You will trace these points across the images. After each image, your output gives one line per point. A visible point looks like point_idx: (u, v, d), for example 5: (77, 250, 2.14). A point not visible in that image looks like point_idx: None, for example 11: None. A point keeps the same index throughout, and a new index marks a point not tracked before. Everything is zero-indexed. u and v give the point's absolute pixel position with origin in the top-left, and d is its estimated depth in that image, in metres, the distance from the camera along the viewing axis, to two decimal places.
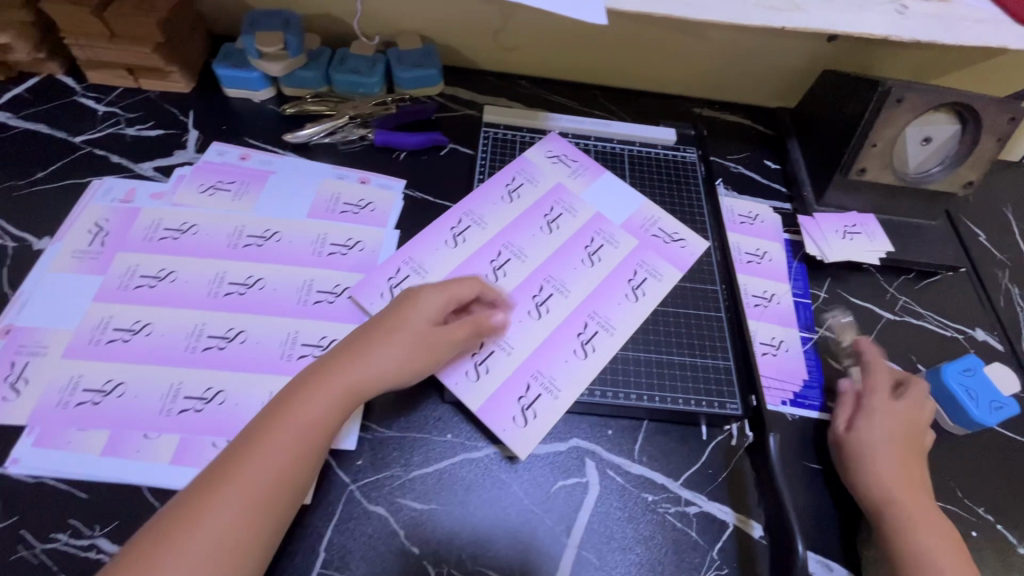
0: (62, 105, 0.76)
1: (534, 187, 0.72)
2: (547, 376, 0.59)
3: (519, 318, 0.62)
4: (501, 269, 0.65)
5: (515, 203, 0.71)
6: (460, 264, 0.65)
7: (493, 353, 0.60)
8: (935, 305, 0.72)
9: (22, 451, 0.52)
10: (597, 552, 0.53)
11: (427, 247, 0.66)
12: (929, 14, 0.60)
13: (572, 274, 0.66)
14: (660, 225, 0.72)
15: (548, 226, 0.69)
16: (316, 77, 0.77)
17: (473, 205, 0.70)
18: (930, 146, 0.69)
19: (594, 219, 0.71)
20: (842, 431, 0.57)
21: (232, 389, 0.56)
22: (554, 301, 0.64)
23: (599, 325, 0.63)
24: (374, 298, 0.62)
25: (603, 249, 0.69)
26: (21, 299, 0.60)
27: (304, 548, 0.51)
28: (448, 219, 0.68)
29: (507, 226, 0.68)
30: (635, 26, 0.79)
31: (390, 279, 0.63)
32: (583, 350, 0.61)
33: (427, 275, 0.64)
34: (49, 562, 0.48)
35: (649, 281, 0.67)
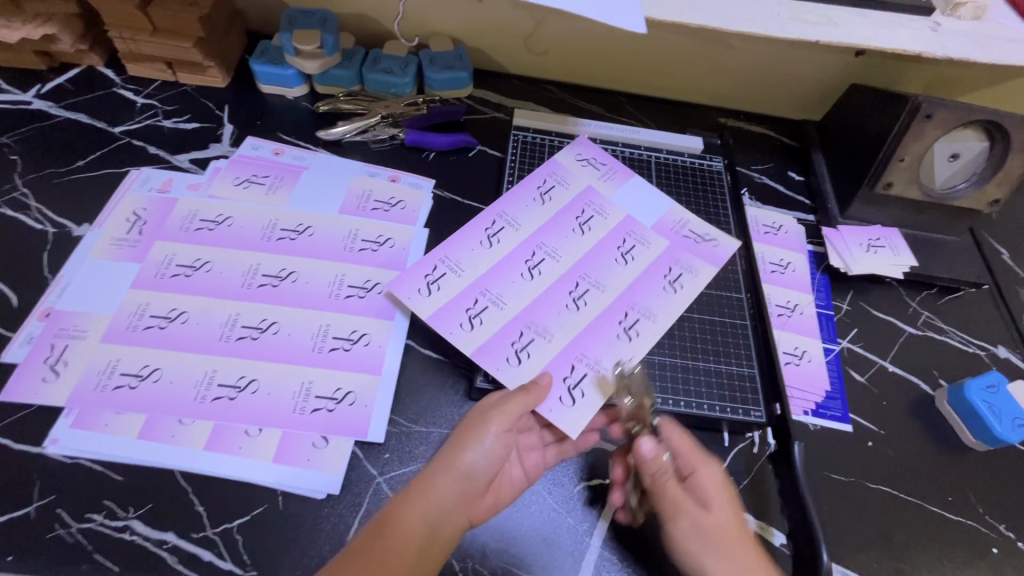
0: (102, 96, 0.78)
1: (565, 190, 0.73)
2: (592, 358, 0.60)
3: (558, 312, 0.63)
4: (536, 269, 0.66)
5: (547, 206, 0.71)
6: (495, 263, 0.65)
7: (534, 340, 0.61)
8: (958, 321, 0.72)
9: (60, 431, 0.54)
10: (619, 555, 0.53)
11: (461, 246, 0.66)
12: (965, 32, 0.60)
13: (609, 271, 0.67)
14: (692, 226, 0.73)
15: (580, 228, 0.70)
16: (350, 76, 0.78)
17: (506, 206, 0.71)
18: (958, 163, 0.70)
19: (626, 220, 0.72)
20: (694, 505, 0.49)
21: (265, 378, 0.57)
22: (591, 296, 0.65)
23: (640, 314, 0.64)
24: (410, 292, 0.62)
25: (637, 249, 0.70)
26: (61, 284, 0.62)
27: (331, 538, 0.51)
28: (481, 220, 0.69)
29: (541, 227, 0.69)
30: (665, 35, 0.80)
31: (426, 275, 0.64)
32: (626, 335, 0.63)
33: (463, 273, 0.64)
34: (84, 541, 0.50)
35: (685, 276, 0.68)
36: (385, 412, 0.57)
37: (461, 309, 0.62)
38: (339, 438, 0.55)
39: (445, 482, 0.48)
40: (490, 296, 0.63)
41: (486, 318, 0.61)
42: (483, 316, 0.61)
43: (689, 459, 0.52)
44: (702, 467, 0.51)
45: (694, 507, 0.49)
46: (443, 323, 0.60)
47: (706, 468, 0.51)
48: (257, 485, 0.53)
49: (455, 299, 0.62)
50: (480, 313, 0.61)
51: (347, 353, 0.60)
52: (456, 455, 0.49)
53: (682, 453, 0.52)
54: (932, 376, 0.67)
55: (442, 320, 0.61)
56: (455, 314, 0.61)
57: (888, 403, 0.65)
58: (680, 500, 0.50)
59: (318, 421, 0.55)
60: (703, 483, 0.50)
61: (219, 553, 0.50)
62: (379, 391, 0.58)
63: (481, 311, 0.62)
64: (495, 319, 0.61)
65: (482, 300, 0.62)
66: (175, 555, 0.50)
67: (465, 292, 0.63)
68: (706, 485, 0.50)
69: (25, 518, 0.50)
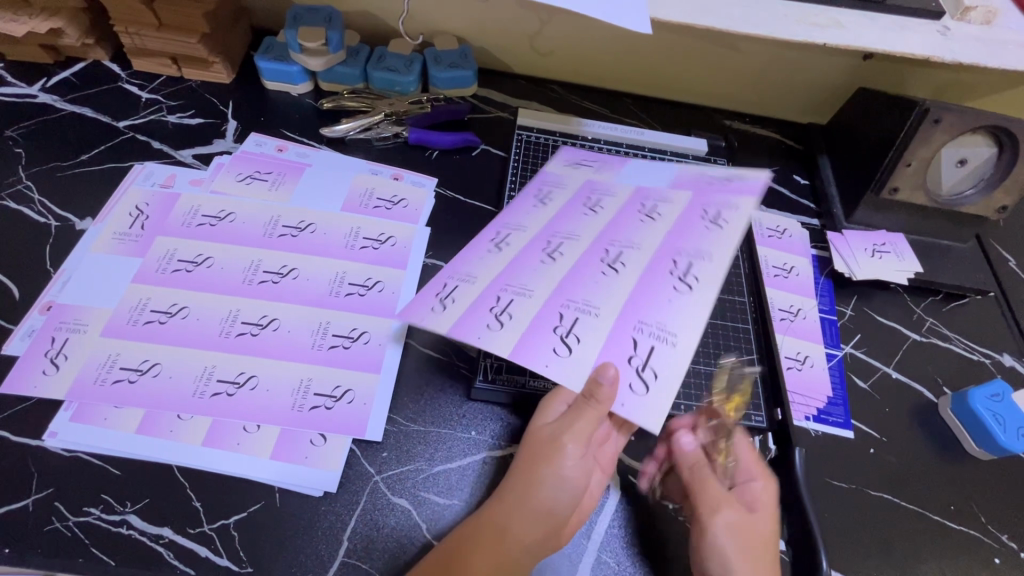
0: (107, 90, 0.78)
1: (563, 189, 0.68)
2: (654, 324, 0.54)
3: (595, 280, 0.57)
4: (556, 252, 0.60)
5: (549, 206, 0.66)
6: (512, 261, 0.59)
7: (579, 319, 0.54)
8: (963, 329, 0.72)
9: (60, 425, 0.54)
10: (617, 559, 0.53)
11: (471, 258, 0.59)
12: (974, 36, 0.59)
13: (638, 232, 0.62)
14: (710, 173, 0.67)
15: (590, 208, 0.65)
16: (354, 73, 0.78)
17: (507, 215, 0.65)
18: (965, 168, 0.69)
19: (637, 192, 0.67)
20: (741, 511, 0.50)
21: (264, 374, 0.57)
22: (627, 257, 0.59)
23: (691, 258, 0.59)
24: (424, 312, 0.54)
25: (659, 205, 0.65)
26: (64, 277, 0.62)
27: (328, 536, 0.51)
28: (486, 231, 0.63)
29: (549, 223, 0.64)
30: (672, 35, 0.79)
31: (438, 293, 0.55)
32: (684, 284, 0.56)
33: (478, 278, 0.57)
34: (81, 534, 0.50)
35: (724, 213, 0.62)
36: (384, 410, 0.57)
37: (484, 309, 0.54)
38: (337, 436, 0.55)
39: (528, 521, 0.46)
40: (513, 289, 0.56)
41: (515, 311, 0.54)
42: (513, 309, 0.54)
43: (751, 469, 0.52)
44: (761, 480, 0.52)
45: (740, 511, 0.50)
46: (466, 331, 0.52)
47: (765, 483, 0.52)
48: (255, 481, 0.53)
49: (477, 301, 0.55)
50: (508, 307, 0.54)
51: (347, 350, 0.60)
52: (531, 490, 0.47)
53: (746, 463, 0.53)
54: (936, 384, 0.67)
55: (465, 327, 0.52)
56: (479, 314, 0.53)
57: (891, 410, 0.64)
58: (724, 500, 0.50)
59: (316, 418, 0.55)
60: (755, 493, 0.51)
61: (216, 549, 0.50)
62: (378, 390, 0.58)
63: (507, 304, 0.55)
64: (525, 310, 0.54)
65: (507, 295, 0.55)
66: (171, 549, 0.50)
67: (486, 291, 0.56)
68: (760, 495, 0.51)
69: (22, 511, 0.50)
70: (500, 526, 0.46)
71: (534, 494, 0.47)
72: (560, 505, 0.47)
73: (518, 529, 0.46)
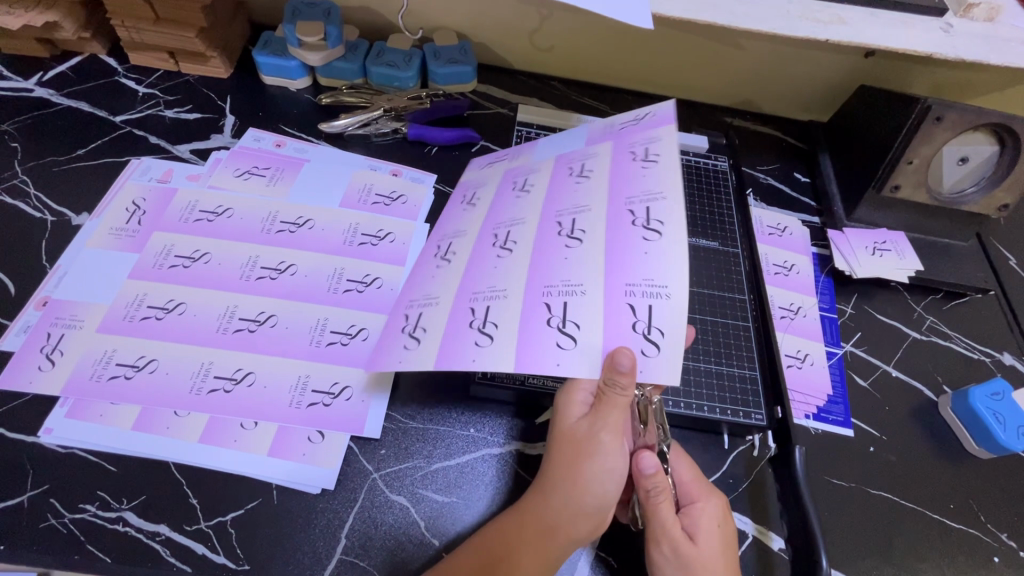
0: (103, 85, 0.77)
1: (487, 188, 0.65)
2: (640, 280, 0.49)
3: (562, 256, 0.52)
4: (509, 241, 0.56)
5: (479, 205, 0.64)
6: (465, 268, 0.56)
7: (570, 302, 0.49)
8: (963, 327, 0.71)
9: (55, 421, 0.53)
10: (616, 556, 0.53)
11: (422, 282, 0.58)
12: (977, 33, 0.59)
13: (579, 192, 0.58)
14: (619, 121, 0.64)
15: (521, 189, 0.62)
16: (352, 68, 0.78)
17: (441, 228, 0.63)
18: (966, 166, 0.69)
19: (559, 161, 0.63)
20: (681, 531, 0.49)
21: (262, 371, 0.57)
22: (584, 220, 0.55)
23: (645, 201, 0.54)
24: (399, 353, 0.51)
25: (587, 162, 0.61)
26: (59, 272, 0.62)
27: (325, 533, 0.51)
28: (427, 250, 0.61)
29: (486, 218, 0.61)
30: (674, 31, 0.79)
31: (403, 327, 0.54)
32: (652, 230, 0.51)
33: (439, 298, 0.54)
34: (77, 531, 0.49)
35: (652, 147, 0.58)
36: (383, 407, 0.57)
37: (466, 328, 0.50)
38: (335, 433, 0.55)
39: (577, 518, 0.47)
40: (483, 295, 0.52)
41: (497, 317, 0.50)
42: (494, 316, 0.50)
43: (689, 491, 0.51)
44: (701, 501, 0.51)
45: (682, 537, 0.48)
46: (458, 357, 0.48)
47: (705, 503, 0.51)
48: (253, 478, 0.52)
49: (450, 322, 0.51)
50: (487, 315, 0.50)
51: (346, 347, 0.59)
52: (579, 492, 0.47)
53: (683, 483, 0.52)
54: (936, 382, 0.67)
55: (454, 354, 0.48)
56: (463, 336, 0.49)
57: (892, 408, 0.64)
58: (670, 523, 0.48)
59: (315, 414, 0.55)
60: (698, 518, 0.50)
61: (212, 546, 0.50)
62: (375, 387, 0.58)
63: (486, 313, 0.51)
64: (507, 311, 0.50)
65: (479, 304, 0.52)
66: (167, 547, 0.49)
67: (455, 307, 0.52)
68: (702, 519, 0.50)
69: (18, 507, 0.50)
70: (550, 525, 0.47)
71: (584, 494, 0.47)
72: (609, 499, 0.47)
73: (567, 527, 0.47)
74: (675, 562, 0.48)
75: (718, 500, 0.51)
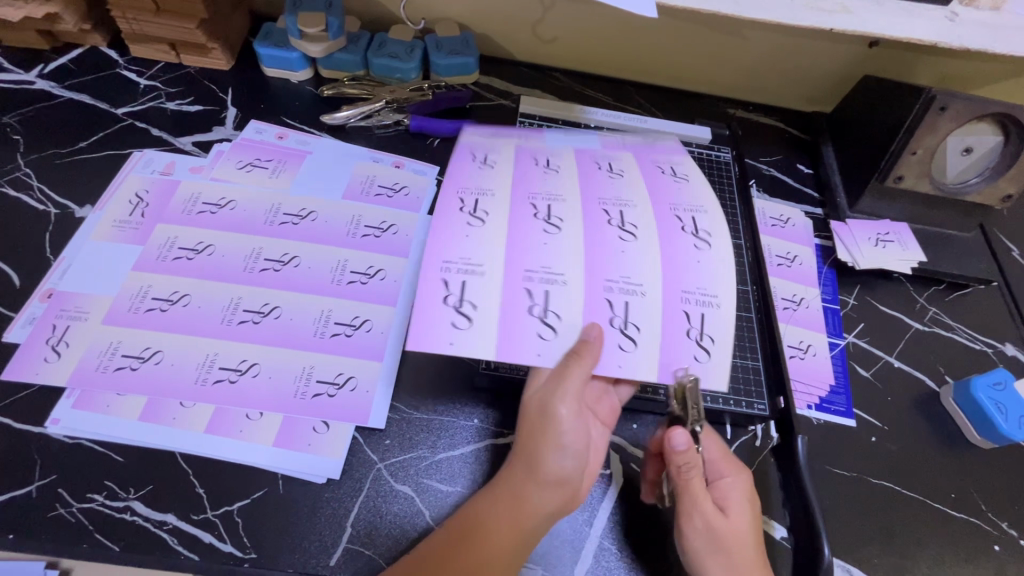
0: (105, 77, 0.77)
1: (500, 148, 0.57)
2: (695, 290, 0.50)
3: (618, 249, 0.50)
4: (553, 218, 0.52)
5: (498, 164, 0.55)
6: (506, 237, 0.50)
7: (630, 301, 0.48)
8: (966, 318, 0.71)
9: (62, 412, 0.54)
10: (620, 543, 0.53)
11: (454, 243, 0.49)
12: (982, 23, 0.58)
13: (617, 187, 0.55)
14: (631, 128, 0.62)
15: (546, 164, 0.56)
16: (354, 60, 0.77)
17: (456, 179, 0.53)
18: (971, 157, 0.68)
19: (580, 143, 0.59)
20: (713, 508, 0.49)
21: (267, 362, 0.57)
22: (629, 215, 0.53)
23: (690, 212, 0.54)
24: (448, 333, 0.46)
25: (615, 162, 0.57)
26: (64, 264, 0.62)
27: (331, 523, 0.51)
28: (446, 201, 0.51)
29: (514, 184, 0.53)
30: (677, 21, 0.78)
31: (447, 299, 0.47)
32: (701, 241, 0.52)
33: (485, 268, 0.48)
34: (85, 520, 0.50)
35: (677, 162, 0.59)
36: (386, 398, 0.57)
37: (525, 314, 0.47)
38: (340, 423, 0.55)
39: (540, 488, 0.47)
40: (539, 275, 0.49)
41: (559, 306, 0.47)
42: (555, 306, 0.47)
43: (718, 466, 0.52)
44: (731, 475, 0.51)
45: (713, 511, 0.49)
46: (523, 349, 0.46)
47: (735, 478, 0.51)
48: (258, 467, 0.53)
49: (507, 304, 0.47)
50: (548, 304, 0.47)
51: (349, 338, 0.59)
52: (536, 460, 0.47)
53: (712, 460, 0.52)
54: (938, 373, 0.67)
55: (517, 343, 0.46)
56: (524, 324, 0.47)
57: (893, 399, 0.64)
58: (700, 496, 0.50)
59: (318, 405, 0.55)
60: (728, 493, 0.51)
61: (219, 535, 0.50)
62: (378, 376, 0.58)
63: (545, 300, 0.48)
64: (568, 301, 0.48)
65: (536, 285, 0.48)
66: (175, 536, 0.50)
67: (508, 285, 0.48)
68: (731, 494, 0.51)
69: (27, 497, 0.50)
70: (513, 494, 0.47)
71: (535, 459, 0.47)
72: (568, 469, 0.47)
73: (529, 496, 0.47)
74: (708, 537, 0.49)
75: (745, 475, 0.52)
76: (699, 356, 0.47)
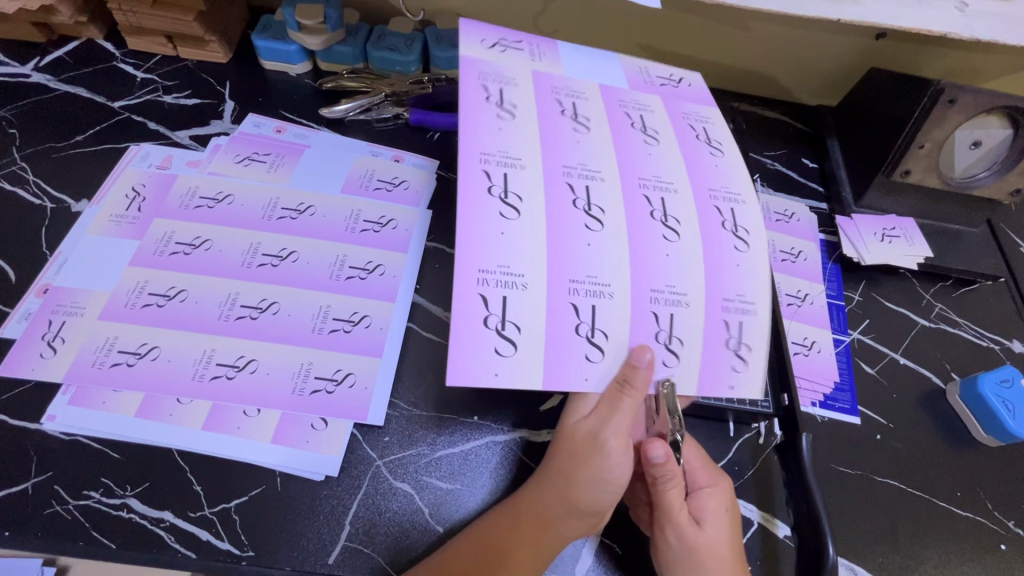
0: (102, 70, 0.76)
1: (518, 90, 0.52)
2: (735, 295, 0.48)
3: (663, 252, 0.48)
4: (593, 208, 0.48)
5: (520, 117, 0.50)
6: (546, 233, 0.46)
7: (675, 314, 0.46)
8: (973, 315, 0.70)
9: (58, 408, 0.53)
10: (621, 542, 0.53)
11: (488, 243, 0.44)
12: (994, 12, 0.57)
13: (655, 160, 0.52)
14: (654, 72, 0.60)
15: (574, 118, 0.52)
16: (353, 53, 0.76)
17: (475, 141, 0.47)
18: (979, 150, 0.67)
19: (605, 92, 0.55)
20: (688, 520, 0.49)
21: (265, 357, 0.56)
22: (670, 204, 0.50)
23: (728, 199, 0.52)
24: (492, 363, 0.42)
25: (646, 117, 0.54)
26: (61, 258, 0.62)
27: (329, 520, 0.51)
28: (475, 181, 0.46)
29: (542, 151, 0.49)
30: (682, 13, 0.77)
31: (489, 321, 0.43)
32: (741, 241, 0.50)
33: (529, 279, 0.44)
34: (81, 518, 0.49)
35: (708, 129, 0.56)
36: (385, 395, 0.57)
37: (572, 335, 0.44)
38: (338, 420, 0.55)
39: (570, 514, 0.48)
40: (585, 287, 0.45)
41: (607, 324, 0.45)
42: (603, 323, 0.45)
43: (697, 475, 0.52)
44: (709, 486, 0.51)
45: (687, 524, 0.49)
46: (571, 375, 0.44)
47: (714, 488, 0.51)
48: (255, 464, 0.52)
49: (553, 324, 0.44)
50: (596, 322, 0.45)
51: (348, 334, 0.59)
52: (573, 489, 0.47)
53: (692, 468, 0.52)
54: (944, 370, 0.66)
55: (565, 369, 0.44)
56: (571, 347, 0.44)
57: (899, 396, 0.63)
58: (676, 508, 0.49)
59: (316, 403, 0.55)
60: (706, 503, 0.50)
61: (217, 533, 0.50)
62: (378, 373, 0.58)
63: (593, 317, 0.45)
64: (616, 316, 0.45)
65: (583, 299, 0.45)
66: (171, 533, 0.49)
67: (553, 300, 0.44)
68: (709, 504, 0.50)
69: (22, 494, 0.50)
70: (547, 523, 0.48)
71: (576, 491, 0.48)
72: (603, 500, 0.48)
73: (563, 523, 0.48)
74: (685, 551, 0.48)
75: (726, 484, 0.51)
76: (737, 365, 0.47)
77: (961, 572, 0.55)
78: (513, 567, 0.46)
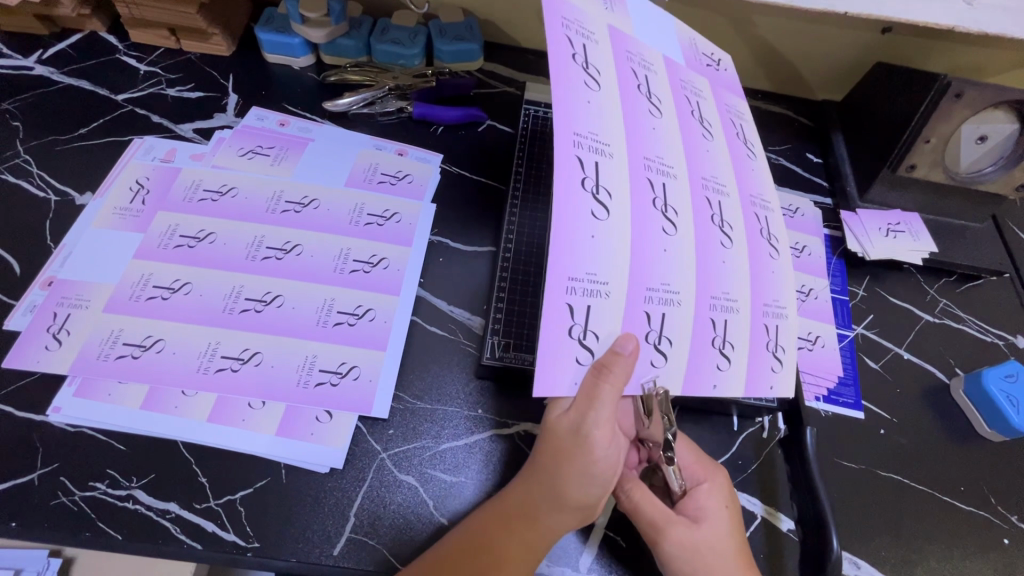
0: (104, 62, 0.76)
1: (603, 55, 0.46)
2: (772, 302, 0.50)
3: (720, 260, 0.48)
4: (669, 209, 0.46)
5: (604, 90, 0.45)
6: (630, 233, 0.44)
7: (727, 322, 0.47)
8: (978, 310, 0.70)
9: (64, 400, 0.53)
10: (625, 535, 0.53)
11: (578, 246, 0.42)
12: (1002, 5, 0.56)
13: (714, 161, 0.50)
14: (701, 47, 0.55)
15: (650, 100, 0.48)
16: (356, 47, 0.76)
17: (567, 121, 0.42)
18: (986, 145, 0.66)
19: (670, 67, 0.51)
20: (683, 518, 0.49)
21: (270, 350, 0.56)
22: (725, 209, 0.50)
23: (762, 208, 0.52)
24: (573, 372, 0.42)
25: (702, 108, 0.52)
26: (65, 251, 0.62)
27: (334, 512, 0.51)
28: (570, 172, 0.42)
29: (627, 137, 0.45)
30: (687, 7, 0.76)
31: (572, 330, 0.42)
32: (774, 248, 0.51)
33: (611, 286, 0.43)
34: (87, 509, 0.49)
35: (745, 127, 0.55)
36: (389, 387, 0.57)
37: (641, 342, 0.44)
38: (344, 414, 0.55)
39: (558, 510, 0.47)
40: (659, 295, 0.45)
41: (671, 329, 0.45)
42: (669, 329, 0.45)
43: (695, 473, 0.52)
44: (707, 481, 0.51)
45: (684, 522, 0.49)
46: (636, 378, 0.44)
47: (712, 483, 0.51)
48: (260, 457, 0.52)
49: (629, 331, 0.43)
50: (664, 328, 0.45)
51: (352, 327, 0.59)
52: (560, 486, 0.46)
53: (688, 468, 0.52)
54: (948, 365, 0.66)
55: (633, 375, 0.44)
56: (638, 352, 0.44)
57: (903, 391, 0.63)
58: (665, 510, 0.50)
59: (321, 395, 0.55)
60: (704, 500, 0.50)
61: (222, 524, 0.50)
62: (383, 365, 0.58)
63: (661, 324, 0.45)
64: (679, 323, 0.46)
65: (655, 306, 0.45)
66: (177, 524, 0.49)
67: (630, 308, 0.44)
68: (708, 501, 0.50)
69: (28, 485, 0.50)
70: (535, 519, 0.47)
71: (561, 486, 0.46)
72: (590, 496, 0.47)
73: (551, 519, 0.47)
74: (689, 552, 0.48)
75: (723, 478, 0.52)
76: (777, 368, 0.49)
77: (964, 566, 0.55)
78: (502, 559, 0.45)
